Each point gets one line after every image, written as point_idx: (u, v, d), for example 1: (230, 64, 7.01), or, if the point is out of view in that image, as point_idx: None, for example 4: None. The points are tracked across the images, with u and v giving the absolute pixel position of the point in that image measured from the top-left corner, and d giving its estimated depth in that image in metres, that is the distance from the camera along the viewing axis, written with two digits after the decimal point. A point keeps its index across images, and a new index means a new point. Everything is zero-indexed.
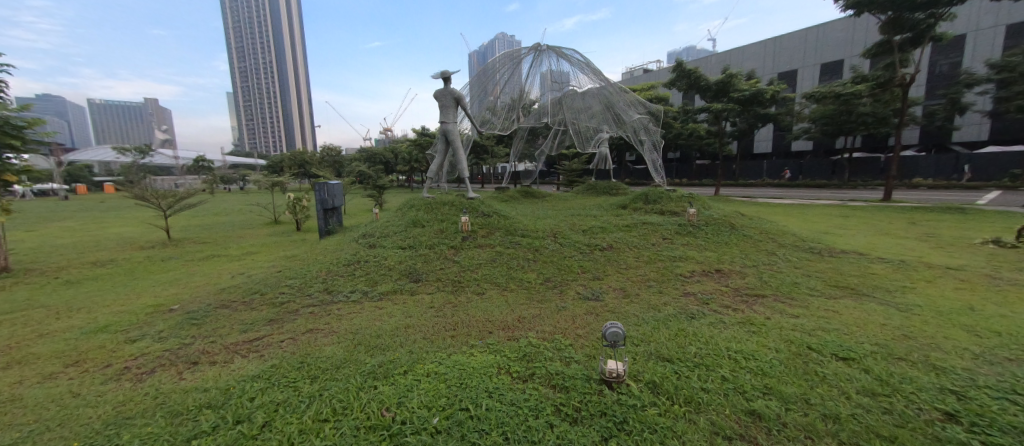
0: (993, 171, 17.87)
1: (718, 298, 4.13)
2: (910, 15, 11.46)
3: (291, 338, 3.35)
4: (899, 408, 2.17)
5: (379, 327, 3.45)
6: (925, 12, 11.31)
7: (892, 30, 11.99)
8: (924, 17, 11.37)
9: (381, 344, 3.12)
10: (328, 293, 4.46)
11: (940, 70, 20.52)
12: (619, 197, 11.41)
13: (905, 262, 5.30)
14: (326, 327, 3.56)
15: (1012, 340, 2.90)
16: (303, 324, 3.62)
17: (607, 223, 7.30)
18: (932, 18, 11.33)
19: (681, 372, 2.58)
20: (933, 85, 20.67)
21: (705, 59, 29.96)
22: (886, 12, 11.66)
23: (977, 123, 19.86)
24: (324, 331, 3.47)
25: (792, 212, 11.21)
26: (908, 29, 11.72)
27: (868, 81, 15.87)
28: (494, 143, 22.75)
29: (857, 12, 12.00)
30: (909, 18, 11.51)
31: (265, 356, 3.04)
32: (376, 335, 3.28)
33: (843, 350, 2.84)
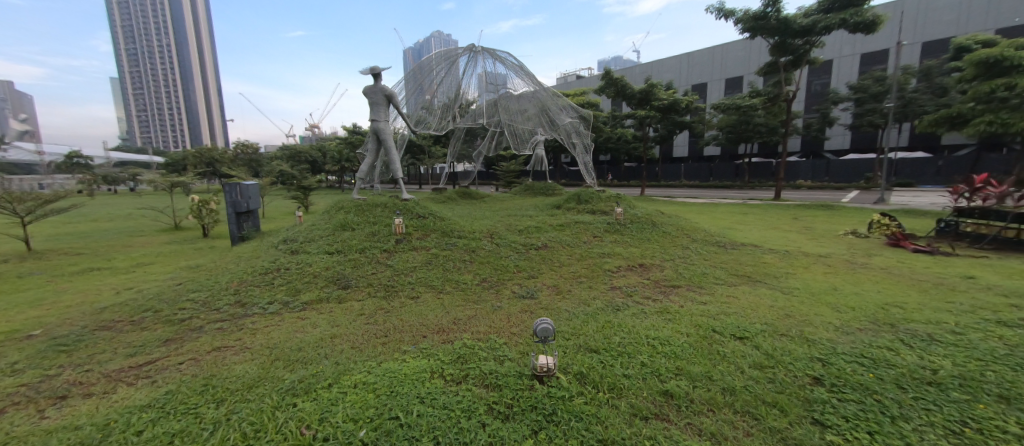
0: (853, 174, 21.36)
1: (640, 290, 4.58)
2: (792, 41, 13.35)
3: (193, 359, 3.06)
4: (780, 377, 2.61)
5: (300, 340, 3.28)
6: (803, 39, 13.29)
7: (779, 53, 13.84)
8: (802, 43, 13.38)
9: (302, 357, 2.99)
10: (240, 306, 4.13)
11: (814, 89, 24.16)
12: (554, 198, 11.93)
13: (787, 252, 6.24)
14: (236, 344, 3.31)
15: (861, 313, 3.61)
16: (208, 342, 3.32)
17: (541, 223, 7.61)
18: (808, 44, 13.37)
19: (608, 361, 2.85)
20: (810, 102, 24.27)
21: (630, 69, 32.12)
22: (774, 37, 13.44)
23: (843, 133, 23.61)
24: (233, 349, 3.21)
25: (702, 211, 12.55)
26: (791, 53, 13.65)
27: (761, 95, 18.15)
28: (431, 143, 22.44)
29: (751, 36, 13.70)
30: (791, 44, 13.41)
31: (159, 382, 2.73)
32: (296, 348, 3.13)
33: (740, 330, 3.33)
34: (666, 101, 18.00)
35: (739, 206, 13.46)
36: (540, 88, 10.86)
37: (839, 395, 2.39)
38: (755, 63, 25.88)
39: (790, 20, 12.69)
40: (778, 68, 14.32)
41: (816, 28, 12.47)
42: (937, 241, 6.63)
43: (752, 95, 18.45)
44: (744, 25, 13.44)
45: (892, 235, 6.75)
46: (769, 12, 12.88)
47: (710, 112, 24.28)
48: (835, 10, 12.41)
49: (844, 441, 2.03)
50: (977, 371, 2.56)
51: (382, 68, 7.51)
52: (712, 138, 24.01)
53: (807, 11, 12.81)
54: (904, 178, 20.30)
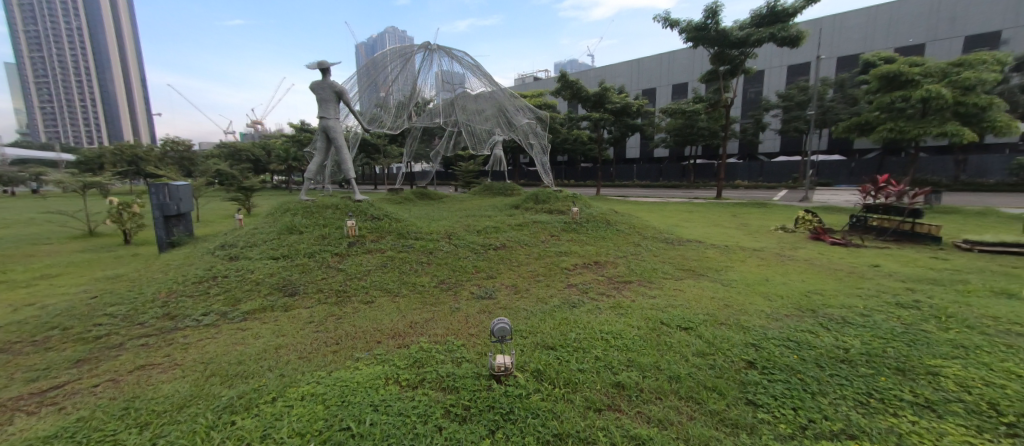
0: (784, 174, 23.25)
1: (595, 287, 4.73)
2: (729, 51, 14.35)
3: (113, 380, 2.79)
4: (719, 364, 2.81)
5: (240, 353, 3.08)
6: (739, 50, 14.31)
7: (718, 62, 14.79)
8: (738, 54, 14.41)
9: (242, 371, 2.81)
10: (169, 319, 3.81)
11: (750, 96, 26.07)
12: (512, 198, 12.02)
13: (727, 247, 6.70)
14: (165, 361, 3.05)
15: (788, 301, 3.97)
16: (132, 361, 3.04)
17: (499, 223, 7.64)
18: (743, 55, 14.43)
19: (564, 358, 2.93)
20: (746, 108, 26.15)
21: (584, 72, 32.98)
22: (714, 47, 14.38)
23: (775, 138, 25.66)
24: (161, 366, 2.96)
25: (652, 209, 13.15)
26: (728, 62, 14.65)
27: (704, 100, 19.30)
28: (386, 142, 21.81)
29: (694, 45, 14.56)
30: (728, 54, 14.40)
31: (68, 408, 2.46)
32: (235, 362, 2.94)
33: (685, 322, 3.54)
34: (618, 104, 18.66)
35: (685, 204, 14.25)
36: (496, 89, 10.79)
37: (769, 376, 2.61)
38: (699, 70, 27.48)
39: (727, 32, 13.62)
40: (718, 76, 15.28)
41: (749, 40, 13.45)
42: (852, 235, 7.39)
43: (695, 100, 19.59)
44: (687, 35, 14.27)
45: (813, 230, 7.43)
46: (709, 23, 13.78)
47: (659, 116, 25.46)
48: (765, 24, 13.46)
49: (772, 418, 2.23)
50: (880, 348, 2.90)
51: (330, 63, 7.21)
52: (661, 141, 25.23)
53: (742, 24, 13.79)
54: (826, 178, 22.43)
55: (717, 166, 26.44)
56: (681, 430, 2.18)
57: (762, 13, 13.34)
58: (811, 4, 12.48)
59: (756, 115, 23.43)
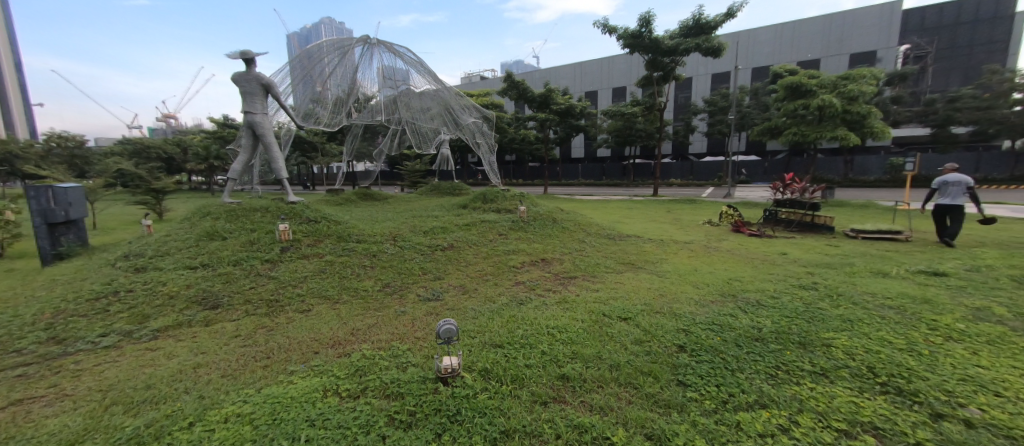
0: (712, 173, 25.18)
1: (542, 283, 4.85)
2: (662, 59, 15.26)
3: None
4: (654, 349, 3.00)
5: (149, 377, 2.77)
6: (670, 58, 15.26)
7: (652, 69, 15.69)
8: (669, 61, 15.35)
9: (153, 396, 2.53)
10: (57, 344, 3.32)
11: (681, 101, 27.96)
12: (459, 197, 11.92)
13: (662, 241, 7.14)
14: (50, 393, 2.65)
15: (713, 288, 4.34)
16: (6, 395, 2.61)
17: (447, 223, 7.57)
18: (673, 62, 15.39)
19: (511, 354, 2.97)
20: (678, 112, 28.00)
21: (530, 74, 33.51)
22: (648, 54, 15.24)
23: None
24: (45, 399, 2.57)
25: (596, 206, 13.68)
26: (661, 69, 15.57)
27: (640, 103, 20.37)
28: (324, 140, 20.68)
29: (630, 52, 15.33)
30: (661, 61, 15.32)
31: None
32: (142, 387, 2.63)
33: (624, 312, 3.74)
34: (563, 106, 19.18)
35: (625, 202, 14.97)
36: (442, 87, 10.53)
37: (696, 358, 2.84)
38: (636, 75, 28.95)
39: (659, 41, 14.52)
40: (652, 82, 16.21)
41: (679, 49, 14.43)
42: (768, 227, 8.17)
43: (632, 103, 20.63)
44: (624, 41, 15.02)
45: (734, 223, 8.14)
46: (643, 32, 14.61)
47: (601, 118, 26.54)
48: (692, 35, 14.51)
49: (699, 395, 2.42)
50: (788, 326, 3.26)
51: (256, 54, 6.72)
52: (602, 141, 26.31)
53: (672, 34, 14.75)
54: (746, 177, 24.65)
55: (653, 166, 28.06)
56: (620, 414, 2.29)
57: (688, 25, 14.36)
58: (731, 19, 13.62)
59: (686, 119, 25.20)
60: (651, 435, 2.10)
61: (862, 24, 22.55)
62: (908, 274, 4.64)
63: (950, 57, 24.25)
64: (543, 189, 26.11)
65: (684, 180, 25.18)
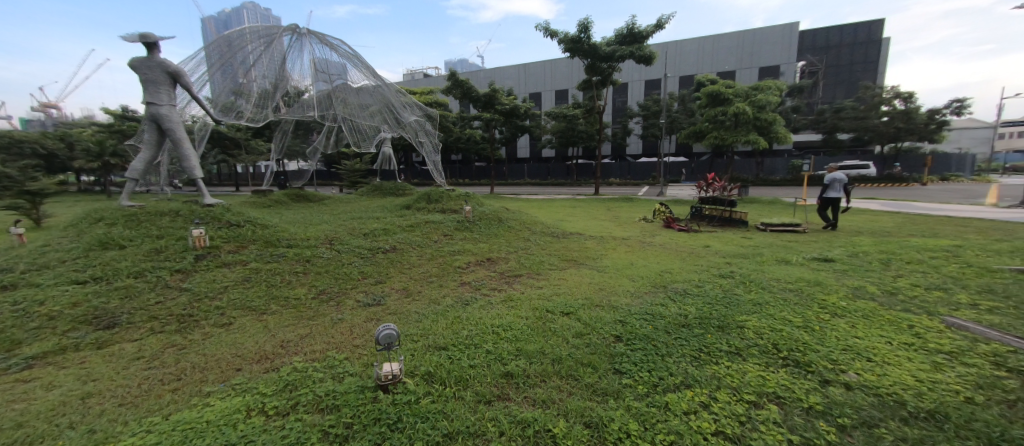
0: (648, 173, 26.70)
1: (488, 282, 4.87)
2: (600, 63, 15.87)
3: None
4: (594, 341, 3.13)
5: (18, 414, 2.33)
6: (607, 64, 15.90)
7: (591, 73, 16.30)
8: (606, 66, 16.01)
9: (26, 437, 2.14)
10: None
11: (618, 104, 29.39)
12: (404, 198, 11.64)
13: (602, 238, 7.45)
14: None
15: (646, 280, 4.61)
16: None
17: (389, 224, 7.33)
18: (611, 68, 16.08)
19: (454, 356, 2.94)
20: (616, 115, 29.37)
21: (475, 73, 33.41)
22: (587, 58, 15.81)
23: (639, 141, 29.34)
24: None
25: (541, 205, 13.96)
26: (599, 73, 16.18)
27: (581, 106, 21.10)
28: (250, 136, 19.09)
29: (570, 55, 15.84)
30: (599, 66, 15.92)
31: None
32: (9, 428, 2.21)
33: (566, 307, 3.86)
34: (507, 106, 19.33)
35: (568, 201, 15.42)
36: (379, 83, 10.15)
37: (632, 347, 3.00)
38: (577, 79, 29.96)
39: (596, 46, 15.17)
40: (591, 85, 16.83)
41: (615, 55, 15.16)
42: (694, 223, 8.85)
43: (573, 106, 21.29)
44: (565, 45, 15.49)
45: (666, 219, 8.72)
46: (582, 37, 15.17)
47: (544, 118, 27.13)
48: (627, 43, 15.29)
49: (633, 381, 2.57)
50: (711, 313, 3.54)
51: (158, 38, 6.09)
52: (546, 142, 26.88)
53: (608, 41, 15.46)
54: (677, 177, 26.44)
55: (594, 166, 29.18)
56: (561, 406, 2.36)
57: (623, 33, 15.13)
58: (661, 29, 14.55)
59: (623, 122, 26.54)
60: (590, 423, 2.19)
61: (772, 40, 25.09)
62: (804, 261, 5.27)
63: (836, 73, 27.82)
64: (489, 189, 26.15)
65: (623, 180, 26.45)
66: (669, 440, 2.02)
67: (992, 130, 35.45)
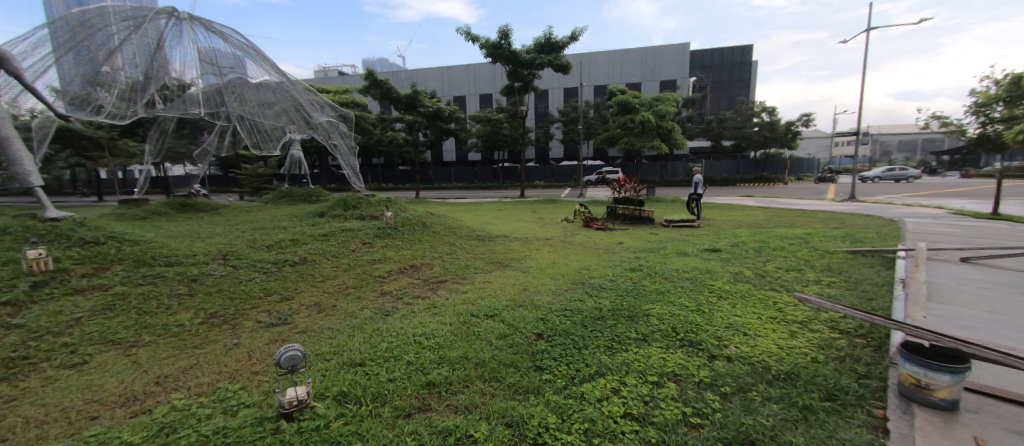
0: (569, 175, 27.96)
1: (410, 291, 4.71)
2: (521, 70, 16.27)
3: None
4: (517, 341, 3.18)
5: None
6: (529, 71, 16.34)
7: (513, 79, 16.65)
8: (527, 73, 16.44)
9: None
10: None
11: (539, 110, 30.48)
12: (317, 204, 10.82)
13: (526, 239, 7.64)
14: None
15: (567, 278, 4.82)
16: None
17: (299, 234, 6.75)
18: (532, 75, 16.55)
19: (371, 371, 2.78)
20: (538, 121, 30.43)
21: (395, 73, 32.23)
22: (508, 64, 16.12)
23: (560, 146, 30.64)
24: None
25: (467, 209, 13.90)
26: (521, 80, 16.56)
27: (505, 110, 21.42)
28: (118, 136, 16.22)
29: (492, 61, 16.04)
30: (521, 72, 16.32)
31: None
32: None
33: (490, 310, 3.88)
34: (430, 109, 18.90)
35: (494, 204, 15.57)
36: (284, 81, 8.31)
37: (552, 343, 3.11)
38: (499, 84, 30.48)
39: (517, 54, 15.56)
40: (513, 91, 17.15)
41: (535, 63, 15.67)
42: (609, 221, 9.46)
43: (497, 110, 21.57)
44: (486, 51, 15.68)
45: (584, 219, 9.20)
46: (503, 43, 15.47)
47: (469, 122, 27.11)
48: (545, 51, 15.85)
49: (552, 376, 2.66)
50: (620, 305, 3.80)
51: None
52: (471, 146, 26.81)
53: (528, 48, 15.93)
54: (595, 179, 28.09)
55: (519, 169, 29.83)
56: (483, 409, 2.36)
57: (541, 42, 15.66)
58: (575, 41, 15.37)
59: (545, 127, 27.76)
60: (511, 423, 2.22)
61: (669, 57, 27.87)
62: (698, 252, 5.94)
63: (719, 88, 31.84)
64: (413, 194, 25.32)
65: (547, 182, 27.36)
66: (585, 428, 2.12)
67: (832, 138, 43.45)
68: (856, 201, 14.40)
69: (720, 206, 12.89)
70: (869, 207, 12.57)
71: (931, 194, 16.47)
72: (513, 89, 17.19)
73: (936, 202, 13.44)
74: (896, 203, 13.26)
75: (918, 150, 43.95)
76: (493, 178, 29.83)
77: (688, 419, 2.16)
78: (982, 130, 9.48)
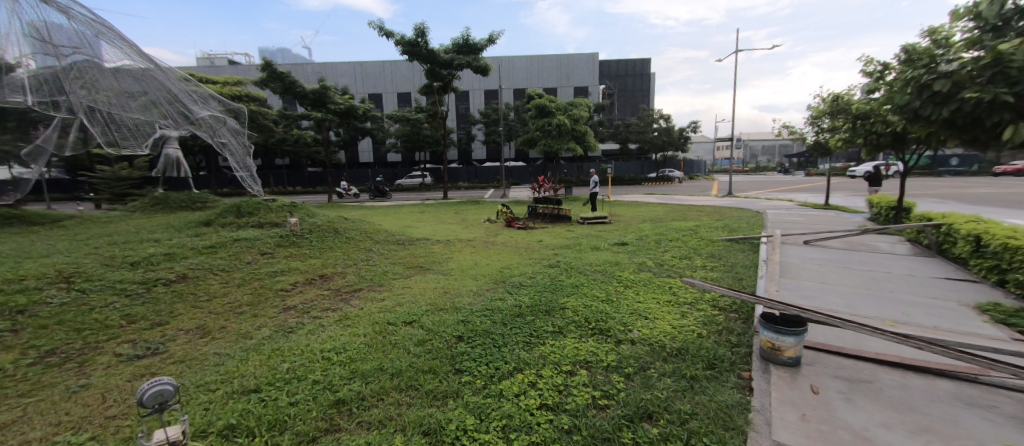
0: (492, 176, 28.20)
1: (318, 304, 4.32)
2: (440, 70, 15.95)
3: None
4: (436, 346, 3.11)
5: None
6: (447, 71, 16.10)
7: (431, 78, 16.27)
8: (446, 73, 16.18)
9: None
10: None
11: (460, 111, 30.27)
12: (202, 212, 9.43)
13: (448, 241, 7.49)
14: None
15: (489, 278, 4.83)
16: None
17: (176, 247, 5.83)
18: (451, 75, 16.33)
19: (269, 397, 2.50)
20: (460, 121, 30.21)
21: (300, 66, 29.44)
22: (426, 63, 15.71)
23: (481, 147, 30.74)
24: None
25: (385, 213, 13.24)
26: (440, 79, 16.23)
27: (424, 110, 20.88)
28: None
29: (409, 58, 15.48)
30: (439, 72, 16.00)
31: None
32: None
33: (407, 317, 3.74)
34: (342, 106, 17.57)
35: (414, 206, 15.06)
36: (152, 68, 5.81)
37: (471, 345, 3.10)
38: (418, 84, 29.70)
39: (435, 53, 15.23)
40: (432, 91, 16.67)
41: (453, 63, 15.47)
42: (530, 221, 9.69)
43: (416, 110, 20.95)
44: (402, 48, 15.09)
45: (506, 219, 9.32)
46: (420, 41, 15.01)
47: (388, 122, 25.88)
48: (463, 52, 15.73)
49: (472, 378, 2.64)
50: (538, 300, 3.92)
51: None
52: (390, 146, 25.59)
53: (446, 49, 15.70)
54: (518, 179, 28.63)
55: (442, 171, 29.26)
56: (399, 421, 2.26)
57: (459, 43, 15.52)
58: (493, 44, 15.53)
59: (467, 128, 27.67)
60: (427, 431, 2.16)
61: (580, 65, 29.57)
62: (608, 246, 6.39)
63: (623, 96, 34.66)
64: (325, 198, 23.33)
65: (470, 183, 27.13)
66: (502, 425, 2.15)
67: (714, 143, 49.77)
68: (735, 197, 16.71)
69: (626, 204, 14.00)
70: (744, 201, 14.71)
71: (786, 190, 19.82)
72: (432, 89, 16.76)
73: (789, 197, 16.16)
74: (763, 198, 15.68)
75: (776, 153, 52.42)
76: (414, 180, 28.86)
77: (596, 402, 2.31)
78: (817, 137, 11.55)
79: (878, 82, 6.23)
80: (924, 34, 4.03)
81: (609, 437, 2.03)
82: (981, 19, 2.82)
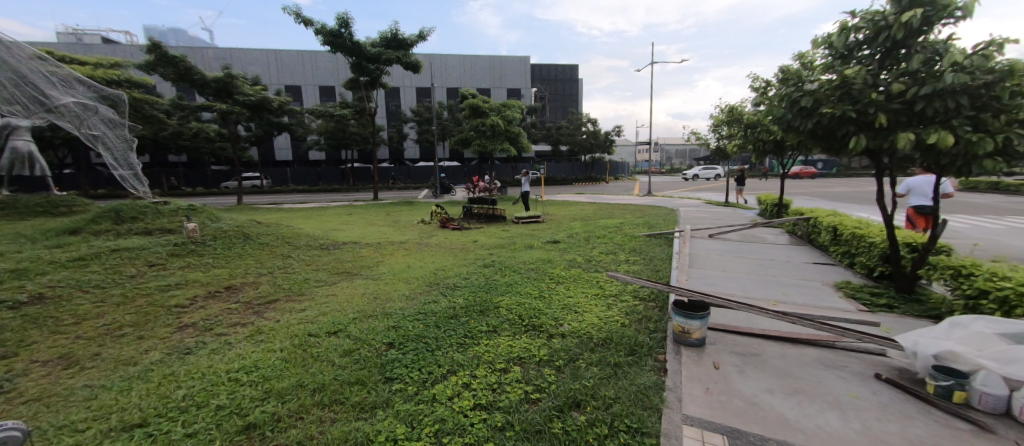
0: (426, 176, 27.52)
1: (225, 319, 3.84)
2: (366, 63, 15.04)
3: None
4: (363, 356, 2.92)
5: None
6: (375, 65, 15.22)
7: (358, 73, 15.30)
8: (375, 68, 15.28)
9: None
10: None
11: (390, 109, 29.01)
12: (73, 217, 7.95)
13: (378, 244, 7.14)
14: None
15: (422, 281, 4.67)
16: None
17: (31, 262, 4.85)
18: (379, 70, 15.49)
19: (158, 431, 2.16)
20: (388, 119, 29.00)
21: (198, 51, 26.18)
22: (350, 56, 14.80)
23: (413, 146, 29.81)
24: None
25: (306, 215, 12.27)
26: (367, 74, 15.28)
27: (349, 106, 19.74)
28: None
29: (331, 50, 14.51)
30: (366, 66, 15.08)
31: None
32: None
33: (331, 327, 3.46)
34: (253, 97, 15.88)
35: (338, 208, 14.13)
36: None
37: (401, 351, 2.95)
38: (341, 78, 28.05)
39: (360, 45, 14.41)
40: (358, 86, 15.73)
41: (381, 58, 14.75)
42: (465, 221, 9.59)
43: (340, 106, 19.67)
44: (322, 38, 14.09)
45: (441, 220, 9.13)
46: (343, 32, 14.12)
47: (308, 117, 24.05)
48: (393, 47, 15.13)
49: (402, 386, 2.52)
50: (472, 302, 3.86)
51: None
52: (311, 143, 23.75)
53: (373, 42, 14.93)
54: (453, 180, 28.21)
55: (370, 170, 27.88)
56: (321, 439, 2.08)
57: (387, 37, 14.89)
58: (423, 41, 15.13)
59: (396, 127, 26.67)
60: None
61: (511, 67, 29.92)
62: (541, 244, 6.53)
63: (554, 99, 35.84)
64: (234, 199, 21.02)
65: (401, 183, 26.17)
66: (435, 430, 2.07)
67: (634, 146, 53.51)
68: (654, 196, 18.05)
69: (557, 203, 14.47)
70: (661, 200, 15.95)
71: (696, 189, 21.90)
72: (359, 84, 15.75)
73: (698, 196, 17.86)
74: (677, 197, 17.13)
75: (687, 157, 57.80)
76: (340, 179, 27.14)
77: (529, 396, 2.33)
78: (718, 142, 12.90)
79: (763, 96, 7.16)
80: (794, 58, 4.66)
81: (540, 429, 2.06)
82: (832, 48, 3.46)
